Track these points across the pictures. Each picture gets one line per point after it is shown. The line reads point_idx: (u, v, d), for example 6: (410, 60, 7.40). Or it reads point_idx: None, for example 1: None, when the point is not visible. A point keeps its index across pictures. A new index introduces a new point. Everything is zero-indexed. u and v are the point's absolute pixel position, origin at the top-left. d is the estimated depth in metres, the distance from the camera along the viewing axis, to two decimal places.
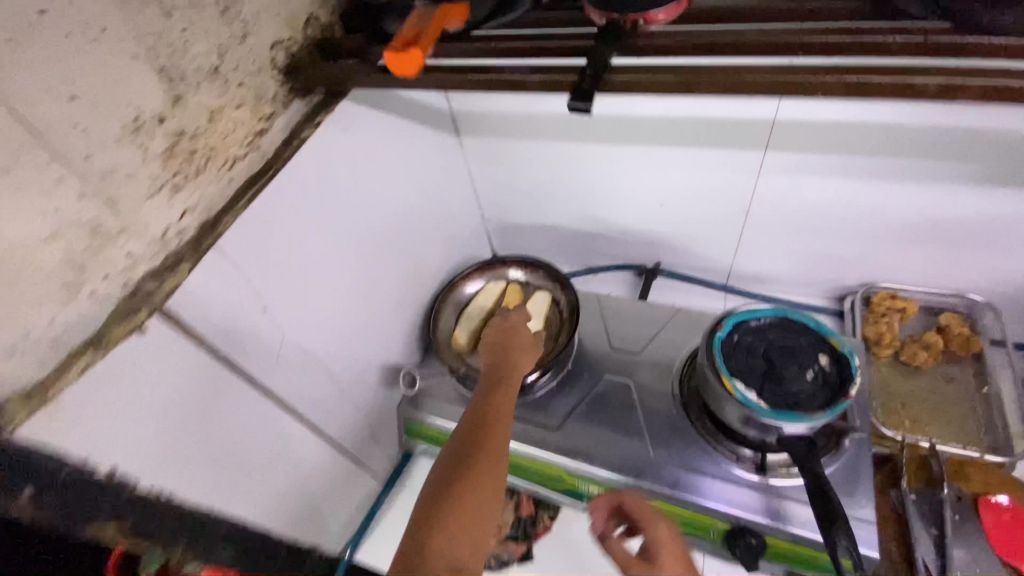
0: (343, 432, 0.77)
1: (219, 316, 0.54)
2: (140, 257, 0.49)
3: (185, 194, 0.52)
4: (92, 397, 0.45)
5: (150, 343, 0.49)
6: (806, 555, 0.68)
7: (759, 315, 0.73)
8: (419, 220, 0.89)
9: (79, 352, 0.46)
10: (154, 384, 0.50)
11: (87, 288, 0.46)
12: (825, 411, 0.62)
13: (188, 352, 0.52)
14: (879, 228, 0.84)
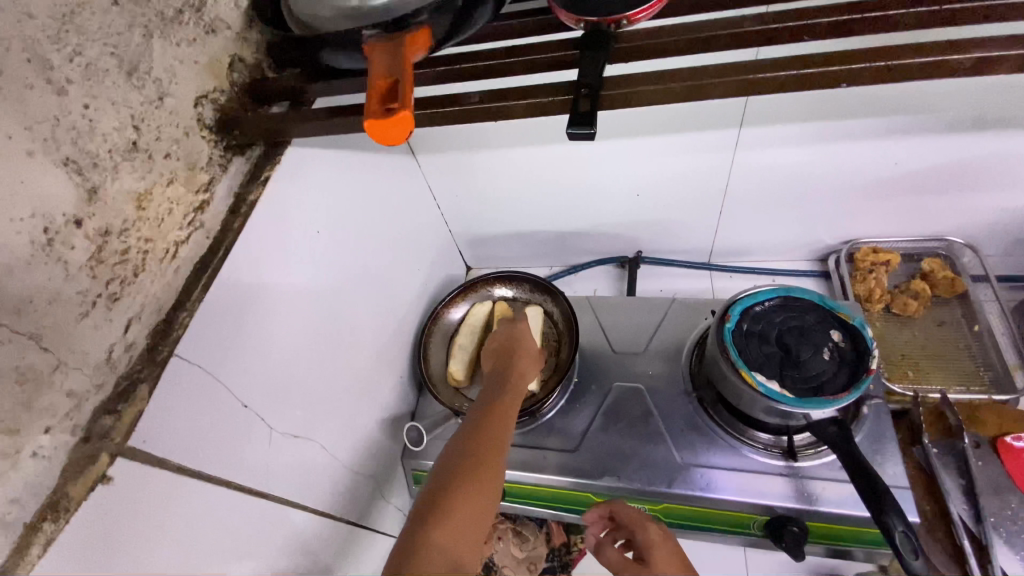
0: (354, 504, 0.71)
1: (196, 431, 0.47)
2: (85, 393, 0.42)
3: (126, 302, 0.45)
4: (63, 574, 0.38)
5: (120, 492, 0.41)
6: (847, 532, 0.68)
7: (763, 299, 0.71)
8: (390, 255, 0.82)
9: (33, 527, 0.38)
10: (135, 536, 0.42)
11: (27, 449, 0.39)
12: (851, 391, 0.61)
13: (167, 485, 0.44)
14: (856, 187, 0.83)
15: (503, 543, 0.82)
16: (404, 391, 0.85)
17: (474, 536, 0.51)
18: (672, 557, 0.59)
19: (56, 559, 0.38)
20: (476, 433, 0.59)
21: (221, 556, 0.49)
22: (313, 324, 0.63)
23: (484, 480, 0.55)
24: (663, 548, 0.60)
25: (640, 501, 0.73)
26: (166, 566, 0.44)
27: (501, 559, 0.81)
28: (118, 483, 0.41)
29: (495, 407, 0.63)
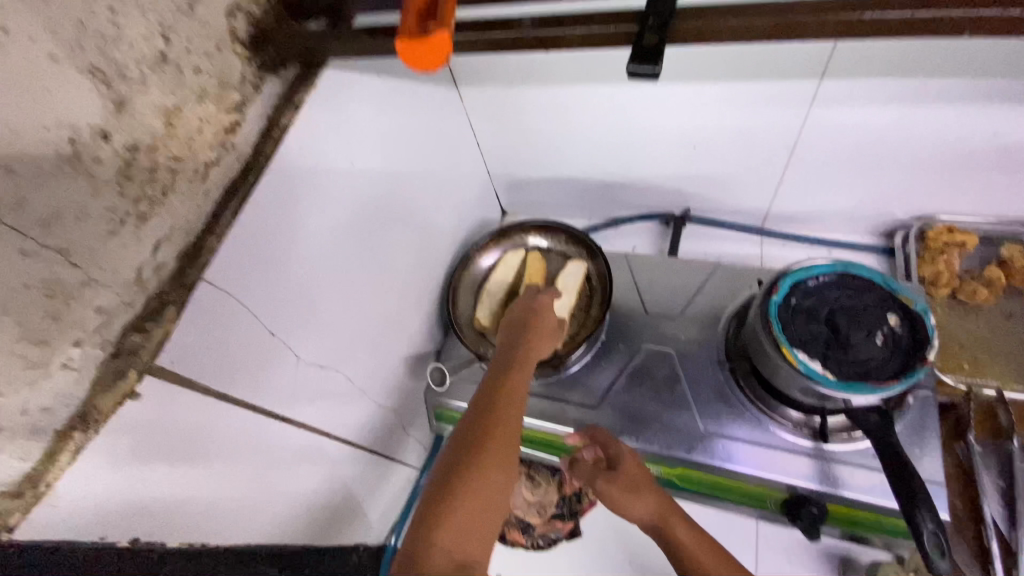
0: (375, 433, 0.73)
1: (220, 355, 0.47)
2: (115, 311, 0.42)
3: (154, 223, 0.44)
4: (94, 474, 0.41)
5: (146, 408, 0.43)
6: (870, 520, 0.66)
7: (817, 273, 0.66)
8: (425, 194, 0.79)
9: (65, 434, 0.39)
10: (163, 447, 0.45)
11: (58, 362, 0.39)
12: (900, 380, 0.57)
13: (193, 402, 0.46)
14: (941, 156, 0.74)
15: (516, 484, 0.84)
16: (430, 331, 0.85)
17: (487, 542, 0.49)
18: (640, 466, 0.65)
19: (85, 465, 0.40)
20: (486, 414, 0.56)
21: (240, 466, 0.52)
22: (341, 257, 0.62)
23: (488, 486, 0.51)
24: (634, 461, 0.66)
25: (656, 464, 0.73)
26: (185, 475, 0.47)
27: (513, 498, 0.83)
28: (146, 399, 0.42)
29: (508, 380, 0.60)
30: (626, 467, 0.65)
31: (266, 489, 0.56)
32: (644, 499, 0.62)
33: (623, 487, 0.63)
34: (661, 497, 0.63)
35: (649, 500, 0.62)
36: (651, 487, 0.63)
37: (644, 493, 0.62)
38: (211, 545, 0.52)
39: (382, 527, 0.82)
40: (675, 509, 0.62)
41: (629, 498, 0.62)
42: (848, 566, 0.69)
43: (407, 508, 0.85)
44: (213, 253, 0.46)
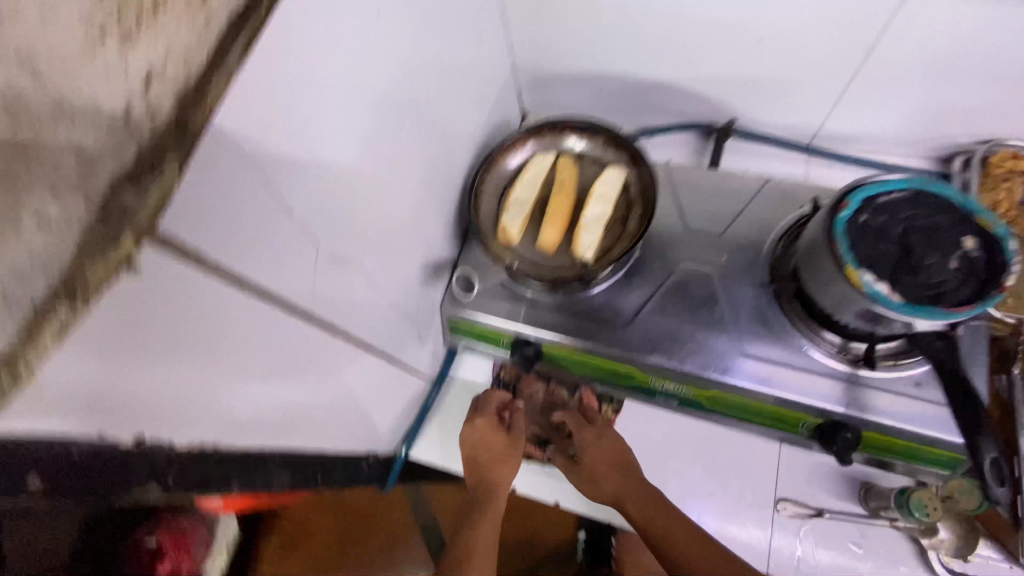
0: (390, 341, 0.68)
1: (236, 229, 0.37)
2: (99, 154, 0.30)
3: (143, 50, 0.32)
4: (82, 361, 0.32)
5: (147, 284, 0.32)
6: (902, 447, 0.64)
7: (890, 189, 0.60)
8: (450, 75, 0.68)
9: (43, 306, 0.30)
10: (169, 334, 0.36)
11: (26, 210, 0.29)
12: (974, 306, 0.53)
13: (203, 284, 0.36)
14: None
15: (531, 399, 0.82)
16: (448, 237, 0.77)
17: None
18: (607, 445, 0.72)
19: (72, 354, 0.31)
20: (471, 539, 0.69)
21: (255, 365, 0.46)
22: (360, 137, 0.52)
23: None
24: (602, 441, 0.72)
25: (686, 385, 0.69)
26: (200, 370, 0.40)
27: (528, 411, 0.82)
28: (150, 279, 0.32)
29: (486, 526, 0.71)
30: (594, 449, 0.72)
31: (276, 390, 0.51)
32: (612, 480, 0.69)
33: (594, 468, 0.71)
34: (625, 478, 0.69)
35: (614, 482, 0.69)
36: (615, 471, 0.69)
37: (609, 475, 0.70)
38: (219, 447, 0.47)
39: (391, 437, 0.80)
40: (629, 474, 0.69)
41: (598, 477, 0.70)
42: (869, 493, 0.68)
43: (418, 419, 0.84)
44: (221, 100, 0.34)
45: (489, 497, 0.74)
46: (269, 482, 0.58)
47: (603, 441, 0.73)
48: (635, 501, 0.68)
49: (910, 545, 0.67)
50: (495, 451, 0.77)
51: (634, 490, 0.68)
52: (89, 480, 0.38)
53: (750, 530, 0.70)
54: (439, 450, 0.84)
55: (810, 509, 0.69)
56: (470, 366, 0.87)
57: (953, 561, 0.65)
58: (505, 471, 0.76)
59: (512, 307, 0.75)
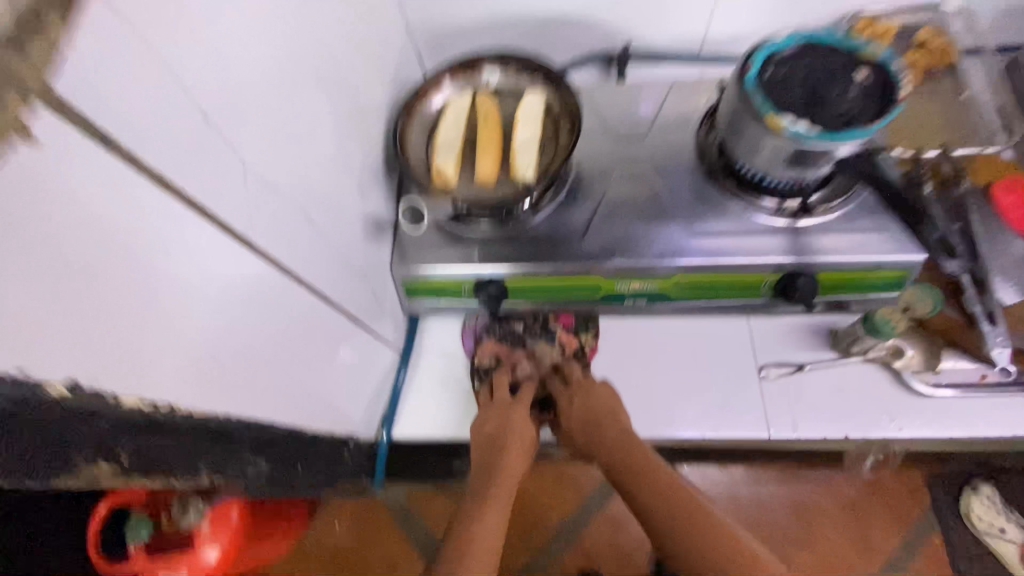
0: (345, 298, 0.62)
1: (151, 120, 0.33)
2: None
3: None
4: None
5: (50, 161, 0.27)
6: (852, 281, 0.68)
7: (786, 44, 0.63)
8: (358, 27, 0.66)
9: None
10: (103, 234, 0.31)
11: None
12: (882, 118, 0.58)
13: (126, 180, 0.31)
14: None
15: (515, 371, 0.76)
16: (383, 193, 0.73)
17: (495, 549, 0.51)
18: (604, 395, 0.70)
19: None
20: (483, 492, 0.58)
21: (198, 294, 0.39)
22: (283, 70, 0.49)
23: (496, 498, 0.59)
24: (599, 391, 0.70)
25: (649, 280, 0.71)
26: (127, 306, 0.33)
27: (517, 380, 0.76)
28: (47, 151, 0.27)
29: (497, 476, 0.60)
30: (595, 399, 0.69)
31: (233, 349, 0.44)
32: (610, 428, 0.66)
33: (589, 423, 0.67)
34: (627, 430, 0.66)
35: (616, 428, 0.66)
36: (613, 419, 0.67)
37: (607, 423, 0.67)
38: (179, 412, 0.39)
39: (369, 422, 0.74)
40: (606, 429, 0.66)
41: (598, 428, 0.67)
42: (837, 337, 0.71)
43: (392, 399, 0.78)
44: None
45: (489, 447, 0.64)
46: (243, 470, 0.50)
47: (591, 400, 0.69)
48: (616, 449, 0.64)
49: (886, 373, 0.70)
50: (514, 431, 0.66)
51: (613, 439, 0.65)
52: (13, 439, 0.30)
53: (744, 403, 0.72)
54: (422, 425, 0.77)
55: (791, 366, 0.72)
56: (436, 330, 0.82)
57: (927, 376, 0.68)
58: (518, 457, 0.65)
59: (461, 248, 0.73)
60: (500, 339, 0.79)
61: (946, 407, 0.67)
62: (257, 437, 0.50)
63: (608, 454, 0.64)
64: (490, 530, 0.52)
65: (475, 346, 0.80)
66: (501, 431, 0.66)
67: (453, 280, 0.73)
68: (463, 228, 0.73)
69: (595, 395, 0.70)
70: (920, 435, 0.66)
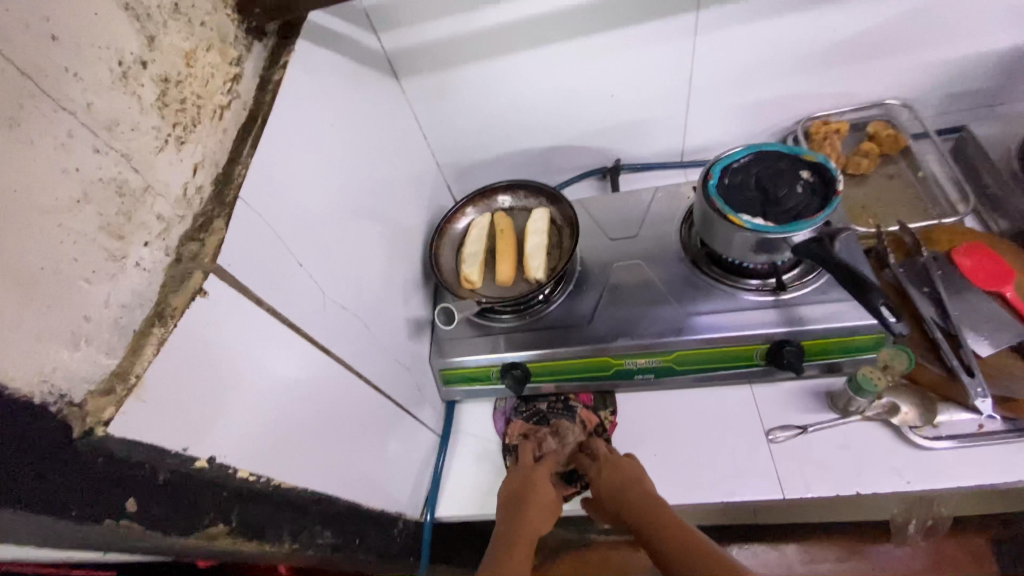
0: (393, 388, 0.74)
1: (268, 267, 0.47)
2: (172, 220, 0.40)
3: (191, 147, 0.43)
4: (175, 365, 0.39)
5: (216, 306, 0.41)
6: (835, 346, 0.77)
7: (739, 157, 0.78)
8: (398, 174, 0.86)
9: (147, 328, 0.38)
10: (238, 351, 0.44)
11: (132, 257, 0.37)
12: (824, 210, 0.70)
13: (252, 313, 0.45)
14: (807, 57, 0.91)
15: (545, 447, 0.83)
16: (422, 299, 0.88)
17: None
18: (629, 465, 0.76)
19: (167, 361, 0.38)
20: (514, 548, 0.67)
21: (291, 390, 0.52)
22: (346, 218, 0.67)
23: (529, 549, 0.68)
24: (625, 464, 0.76)
25: (653, 355, 0.80)
26: (248, 401, 0.46)
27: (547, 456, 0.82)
28: (212, 298, 0.41)
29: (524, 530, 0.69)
30: (620, 467, 0.76)
31: (310, 434, 0.56)
32: (634, 491, 0.72)
33: (614, 486, 0.74)
34: (648, 493, 0.72)
35: (639, 492, 0.72)
36: (638, 484, 0.73)
37: (632, 487, 0.73)
38: (274, 483, 0.51)
39: (416, 501, 0.83)
40: (631, 495, 0.72)
41: (621, 492, 0.73)
42: (834, 398, 0.78)
43: (434, 481, 0.86)
44: (265, 118, 0.51)
45: (517, 502, 0.73)
46: (315, 540, 0.59)
47: (616, 470, 0.76)
48: (642, 511, 0.70)
49: (886, 429, 0.75)
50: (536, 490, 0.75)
51: (637, 503, 0.71)
52: (174, 504, 0.41)
53: (758, 467, 0.76)
54: (461, 503, 0.85)
55: (795, 428, 0.78)
56: (470, 413, 0.93)
57: (926, 429, 0.73)
58: (540, 513, 0.73)
59: (488, 340, 0.86)
60: (529, 419, 0.88)
61: (946, 459, 0.71)
62: (326, 509, 0.60)
63: (635, 517, 0.71)
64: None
65: (507, 426, 0.89)
66: (525, 489, 0.75)
67: (482, 367, 0.85)
68: (490, 322, 0.87)
69: (619, 466, 0.77)
70: (929, 488, 0.70)
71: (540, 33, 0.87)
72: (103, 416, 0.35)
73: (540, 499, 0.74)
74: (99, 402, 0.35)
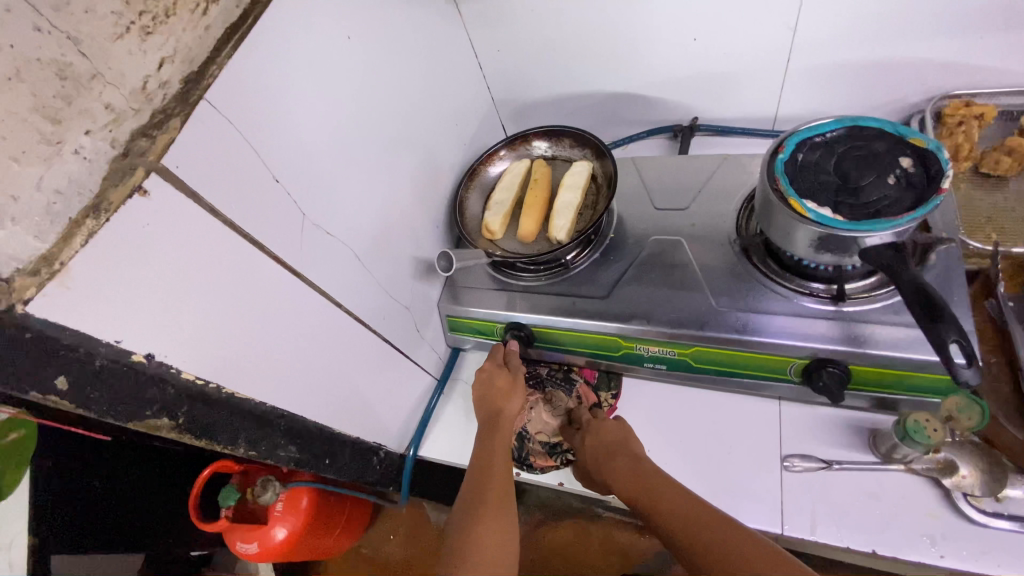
0: (385, 323, 0.73)
1: (229, 181, 0.46)
2: (123, 113, 0.40)
3: (159, 39, 0.41)
4: (103, 256, 0.38)
5: (156, 207, 0.41)
6: (890, 379, 0.64)
7: (822, 131, 0.63)
8: (436, 104, 0.80)
9: (80, 219, 0.38)
10: (181, 256, 0.44)
11: (70, 145, 0.37)
12: (915, 210, 0.55)
13: (203, 220, 0.45)
14: (964, 12, 0.71)
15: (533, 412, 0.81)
16: (440, 241, 0.85)
17: (497, 528, 0.60)
18: (615, 430, 0.72)
19: (98, 252, 0.38)
20: (483, 477, 0.66)
21: (252, 307, 0.52)
22: (359, 144, 0.64)
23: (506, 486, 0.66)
24: (609, 428, 0.72)
25: (669, 346, 0.72)
26: (194, 313, 0.46)
27: (533, 422, 0.80)
28: (154, 198, 0.41)
29: (495, 456, 0.69)
30: (605, 431, 0.72)
31: (275, 353, 0.56)
32: (622, 458, 0.67)
33: (602, 450, 0.70)
34: (637, 458, 0.67)
35: (628, 459, 0.67)
36: (627, 449, 0.69)
37: (621, 453, 0.68)
38: (227, 392, 0.52)
39: (400, 437, 0.83)
40: (621, 459, 0.67)
41: (610, 458, 0.68)
42: (877, 439, 0.65)
43: (423, 421, 0.87)
44: (257, 19, 0.47)
45: (489, 421, 0.74)
46: (275, 454, 0.61)
47: (601, 436, 0.72)
48: (632, 479, 0.65)
49: (933, 489, 0.63)
50: (506, 400, 0.75)
51: (626, 470, 0.66)
52: (110, 396, 0.42)
53: (759, 491, 0.67)
54: (445, 449, 0.84)
55: (818, 461, 0.67)
56: (473, 365, 0.90)
57: (986, 502, 0.60)
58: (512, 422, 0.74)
59: (499, 294, 0.81)
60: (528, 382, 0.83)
61: (999, 542, 0.58)
62: (292, 426, 0.62)
63: (626, 486, 0.65)
64: (489, 512, 0.61)
65: None
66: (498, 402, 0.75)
67: (487, 321, 0.82)
68: (505, 277, 0.82)
69: (604, 430, 0.72)
70: (968, 570, 0.58)
71: None
72: (21, 295, 0.36)
73: (507, 406, 0.75)
74: (21, 282, 0.36)
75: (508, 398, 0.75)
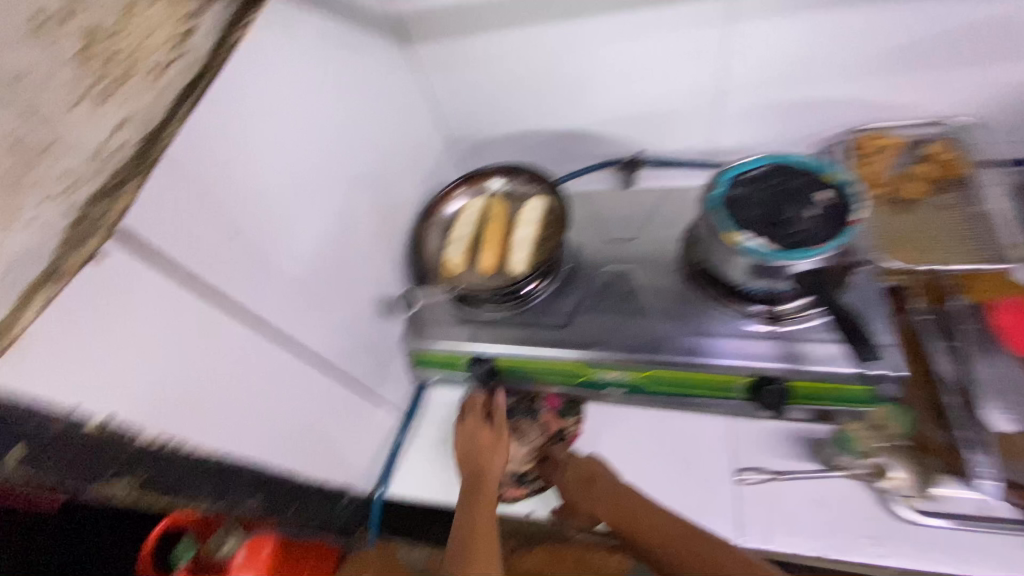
0: (348, 363, 0.74)
1: (184, 240, 0.48)
2: (81, 177, 0.39)
3: (115, 102, 0.40)
4: (60, 325, 0.40)
5: (111, 274, 0.43)
6: (826, 392, 0.69)
7: (751, 167, 0.69)
8: (391, 146, 0.82)
9: (37, 286, 0.38)
10: (137, 318, 0.45)
11: (25, 212, 0.35)
12: (833, 240, 0.61)
13: (157, 280, 0.46)
14: (866, 57, 0.79)
15: None
16: (400, 278, 0.86)
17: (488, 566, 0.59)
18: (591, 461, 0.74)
19: (54, 321, 0.39)
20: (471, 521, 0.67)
21: (211, 359, 0.52)
22: (316, 190, 0.65)
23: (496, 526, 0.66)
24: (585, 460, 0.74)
25: (626, 371, 0.75)
26: (152, 370, 0.47)
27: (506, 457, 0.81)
28: (110, 265, 0.43)
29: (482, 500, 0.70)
30: (583, 463, 0.74)
31: (237, 403, 0.56)
32: (603, 489, 0.70)
33: (582, 482, 0.72)
34: (618, 487, 0.70)
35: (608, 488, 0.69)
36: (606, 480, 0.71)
37: (601, 483, 0.70)
38: (188, 448, 0.52)
39: (367, 477, 0.82)
40: (600, 485, 0.70)
41: (592, 491, 0.70)
42: (821, 449, 0.71)
43: (391, 457, 0.86)
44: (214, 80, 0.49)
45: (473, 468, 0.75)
46: (238, 504, 0.60)
47: (579, 468, 0.74)
48: (616, 510, 0.67)
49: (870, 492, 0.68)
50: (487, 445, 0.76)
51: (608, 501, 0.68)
52: (66, 459, 0.43)
53: (717, 505, 0.71)
54: (415, 484, 0.84)
55: (768, 473, 0.71)
56: (438, 399, 0.91)
57: (919, 501, 0.65)
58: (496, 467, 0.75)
59: (463, 328, 0.83)
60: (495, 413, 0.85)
61: (932, 539, 0.64)
62: (256, 477, 0.61)
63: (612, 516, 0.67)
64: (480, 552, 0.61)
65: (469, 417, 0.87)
66: (479, 448, 0.76)
67: (451, 355, 0.83)
68: (467, 311, 0.84)
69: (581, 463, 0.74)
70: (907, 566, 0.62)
71: (559, 8, 0.79)
72: None
73: (488, 450, 0.76)
74: None
75: (489, 442, 0.77)
